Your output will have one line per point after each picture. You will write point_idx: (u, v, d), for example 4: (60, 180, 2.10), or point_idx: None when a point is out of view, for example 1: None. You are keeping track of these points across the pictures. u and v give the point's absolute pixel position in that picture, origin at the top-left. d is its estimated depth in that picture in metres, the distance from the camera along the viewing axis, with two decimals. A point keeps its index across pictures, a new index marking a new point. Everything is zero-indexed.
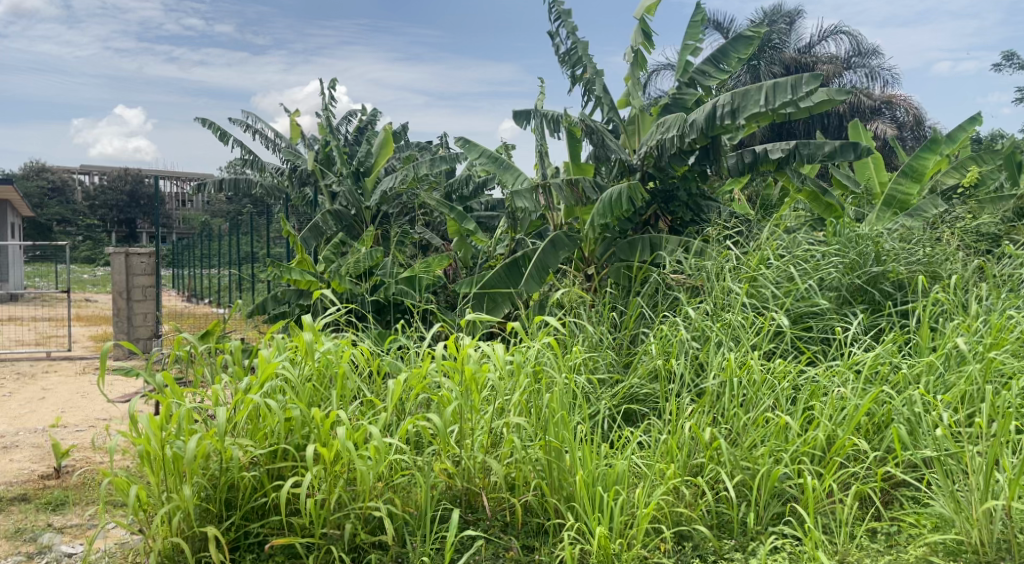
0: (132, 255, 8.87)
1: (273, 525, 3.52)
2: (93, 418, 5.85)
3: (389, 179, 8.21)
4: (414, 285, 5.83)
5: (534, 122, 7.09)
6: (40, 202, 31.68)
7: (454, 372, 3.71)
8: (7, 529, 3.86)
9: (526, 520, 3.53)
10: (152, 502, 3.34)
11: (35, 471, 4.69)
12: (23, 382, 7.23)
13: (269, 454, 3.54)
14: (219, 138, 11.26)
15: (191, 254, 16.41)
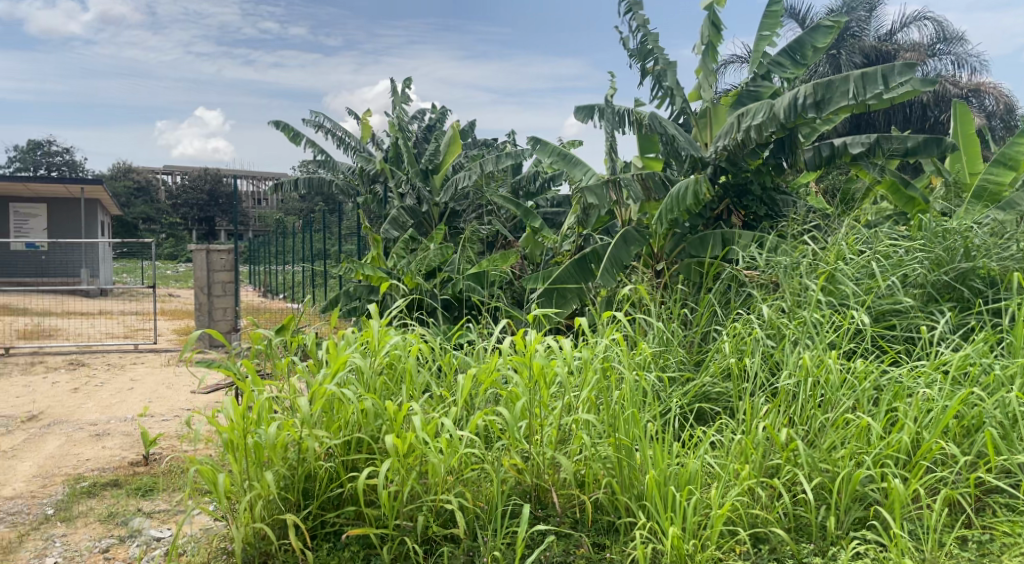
0: (212, 252, 9.19)
1: (349, 515, 3.60)
2: (178, 408, 6.11)
3: (458, 177, 8.29)
4: (481, 281, 5.89)
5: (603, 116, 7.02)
6: (127, 202, 33.36)
7: (524, 367, 3.72)
8: (101, 513, 4.07)
9: (597, 518, 3.51)
10: (235, 490, 3.47)
11: (126, 458, 4.93)
12: (114, 373, 7.62)
13: (344, 445, 3.62)
14: (293, 138, 11.59)
15: (268, 251, 16.98)
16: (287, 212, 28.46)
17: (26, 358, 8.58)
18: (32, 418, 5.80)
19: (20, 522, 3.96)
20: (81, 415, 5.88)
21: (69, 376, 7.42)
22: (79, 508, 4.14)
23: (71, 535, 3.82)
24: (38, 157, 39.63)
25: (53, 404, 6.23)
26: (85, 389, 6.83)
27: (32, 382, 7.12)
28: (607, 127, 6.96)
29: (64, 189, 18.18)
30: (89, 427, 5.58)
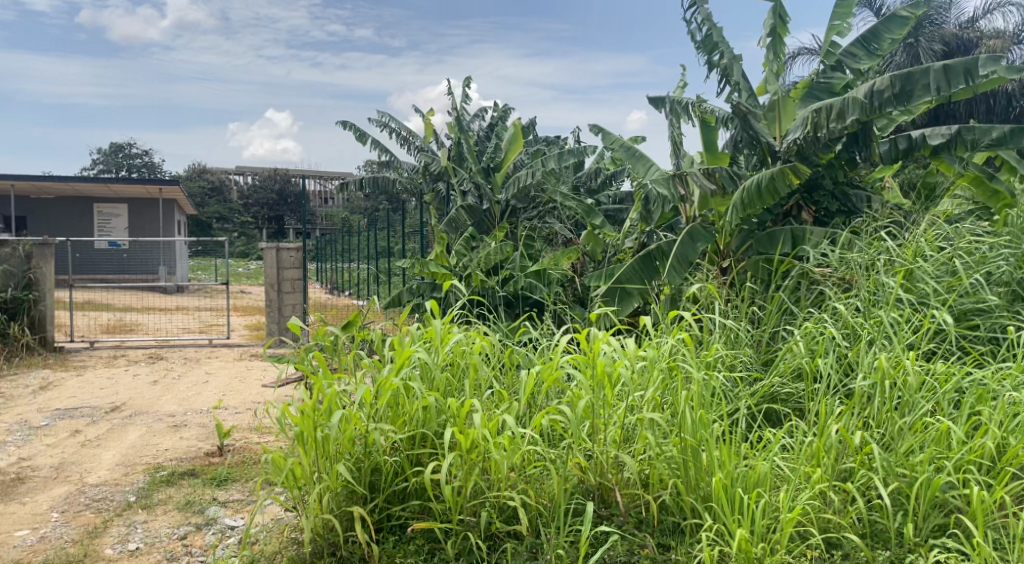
0: (282, 250, 9.46)
1: (415, 509, 3.66)
2: (250, 401, 6.31)
3: (521, 175, 8.31)
4: (542, 278, 5.86)
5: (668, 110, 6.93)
6: (201, 202, 34.67)
7: (587, 366, 3.70)
8: (179, 501, 4.25)
9: (662, 519, 3.46)
10: (305, 481, 3.56)
11: (202, 448, 5.12)
12: (190, 366, 7.94)
13: (409, 440, 3.68)
14: (359, 138, 11.81)
15: (334, 249, 17.38)
16: (354, 211, 29.07)
17: (111, 351, 9.03)
18: (115, 408, 6.09)
19: (105, 508, 4.16)
20: (160, 407, 6.14)
21: (149, 369, 7.75)
22: (158, 496, 4.32)
23: (151, 522, 4.00)
24: (120, 159, 41.51)
25: (135, 396, 6.52)
26: (164, 381, 7.14)
27: (116, 374, 7.48)
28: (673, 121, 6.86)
29: (144, 190, 18.99)
30: (168, 418, 5.83)
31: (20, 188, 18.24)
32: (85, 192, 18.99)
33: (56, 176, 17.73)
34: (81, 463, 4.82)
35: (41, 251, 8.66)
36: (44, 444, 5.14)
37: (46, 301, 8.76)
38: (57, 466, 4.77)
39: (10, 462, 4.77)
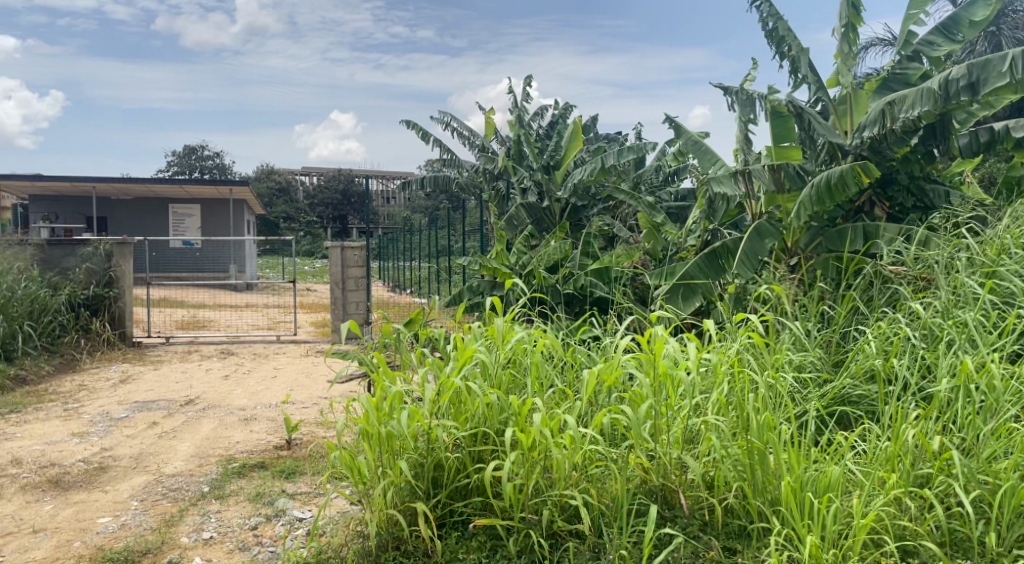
0: (347, 249, 9.66)
1: (477, 506, 3.68)
2: (316, 396, 6.48)
3: (581, 172, 8.25)
4: (603, 276, 5.82)
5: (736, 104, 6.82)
6: (270, 202, 35.73)
7: (650, 366, 3.65)
8: (250, 492, 4.39)
9: (727, 522, 3.40)
10: (369, 475, 3.63)
11: (271, 441, 5.28)
12: (259, 361, 8.20)
13: (471, 437, 3.71)
14: (420, 137, 11.95)
15: (397, 248, 17.66)
16: (415, 211, 29.49)
17: (185, 346, 9.39)
18: (189, 402, 6.33)
19: (181, 498, 4.33)
20: (231, 401, 6.35)
21: (221, 364, 8.04)
22: (230, 487, 4.48)
23: (224, 512, 4.14)
24: (193, 161, 43.19)
25: (208, 390, 6.77)
26: (235, 376, 7.39)
27: (190, 368, 7.78)
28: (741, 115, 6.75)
29: (215, 190, 19.67)
30: (239, 412, 6.02)
31: (103, 190, 19.17)
32: (161, 193, 19.79)
33: (135, 178, 18.56)
34: (158, 454, 5.03)
35: (121, 251, 9.07)
36: (124, 435, 5.38)
37: (125, 298, 9.14)
38: (136, 456, 4.99)
39: (93, 451, 5.01)
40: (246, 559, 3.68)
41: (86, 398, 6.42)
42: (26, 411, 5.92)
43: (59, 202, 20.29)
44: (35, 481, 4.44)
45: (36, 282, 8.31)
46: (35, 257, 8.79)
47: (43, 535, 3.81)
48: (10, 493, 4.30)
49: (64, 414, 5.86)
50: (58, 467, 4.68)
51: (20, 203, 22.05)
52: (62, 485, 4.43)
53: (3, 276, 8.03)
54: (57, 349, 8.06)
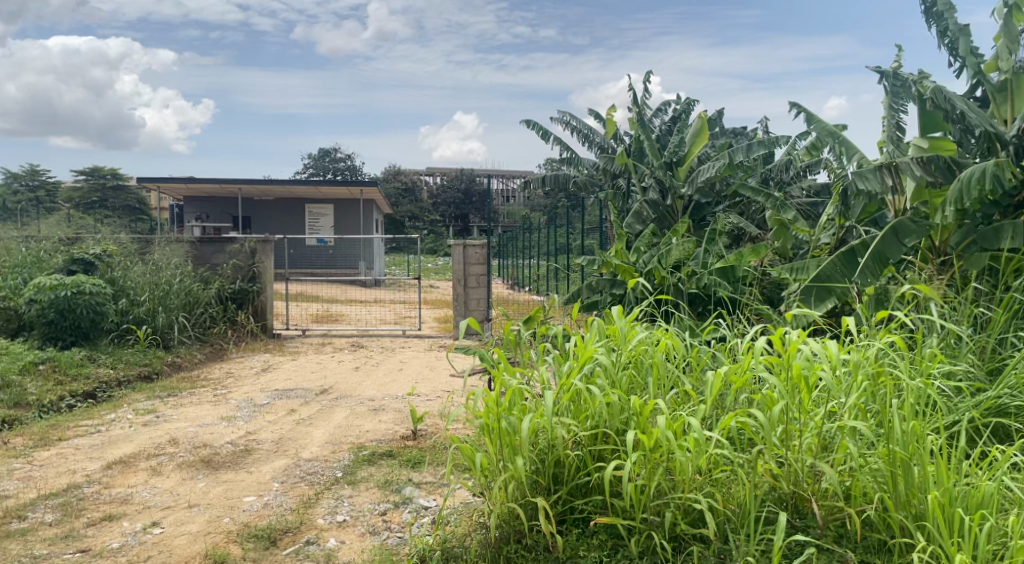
0: (469, 247, 9.83)
1: (597, 504, 3.67)
2: (440, 389, 6.69)
3: (706, 168, 7.99)
4: (728, 275, 5.59)
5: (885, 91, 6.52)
6: (396, 202, 37.16)
7: (781, 369, 3.50)
8: (379, 479, 4.61)
9: (865, 535, 3.22)
10: (492, 469, 3.72)
11: (398, 431, 5.50)
12: (387, 354, 8.55)
13: (591, 436, 3.71)
14: (541, 136, 12.01)
15: (517, 245, 17.89)
16: (534, 209, 29.78)
17: (319, 339, 9.92)
18: (323, 391, 6.69)
19: (316, 481, 4.59)
20: (361, 391, 6.67)
21: (352, 356, 8.46)
22: (361, 473, 4.71)
23: (356, 497, 4.36)
24: (328, 164, 45.69)
25: (340, 380, 7.14)
26: (365, 368, 7.75)
27: (324, 359, 8.23)
28: (892, 101, 6.42)
29: (347, 191, 20.69)
30: (368, 402, 6.31)
31: (248, 191, 20.59)
32: (297, 194, 21.00)
33: (276, 180, 19.82)
34: (296, 439, 5.35)
35: (263, 248, 9.70)
36: (266, 420, 5.76)
37: (267, 291, 9.73)
38: (277, 441, 5.33)
39: (239, 435, 5.40)
40: (376, 543, 3.86)
41: (233, 385, 6.93)
42: (181, 396, 6.46)
43: (209, 203, 21.99)
44: (190, 460, 4.83)
45: (189, 277, 9.07)
46: (189, 254, 9.58)
47: (197, 510, 4.13)
48: (168, 470, 4.70)
49: (214, 399, 6.35)
50: (210, 448, 5.07)
51: (177, 203, 24.06)
52: (212, 465, 4.79)
53: (162, 272, 8.81)
54: (207, 339, 8.73)
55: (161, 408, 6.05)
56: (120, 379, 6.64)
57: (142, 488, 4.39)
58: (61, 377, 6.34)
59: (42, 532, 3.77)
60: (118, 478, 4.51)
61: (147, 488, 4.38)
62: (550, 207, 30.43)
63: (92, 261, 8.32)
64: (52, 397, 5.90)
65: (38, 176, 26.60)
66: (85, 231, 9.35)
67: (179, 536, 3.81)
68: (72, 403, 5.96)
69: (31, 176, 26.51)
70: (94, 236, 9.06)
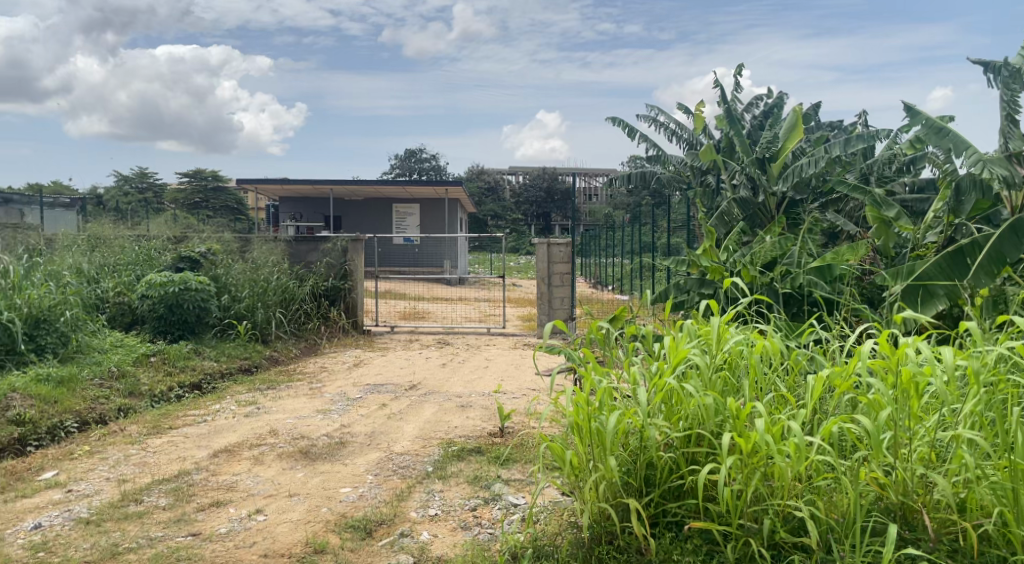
0: (553, 245, 9.82)
1: (691, 508, 3.60)
2: (525, 387, 6.71)
3: (805, 164, 7.57)
4: (824, 274, 5.34)
5: (997, 82, 6.19)
6: (479, 201, 37.58)
7: (888, 374, 3.34)
8: (468, 475, 4.66)
9: (983, 550, 3.04)
10: (582, 469, 3.71)
11: (486, 428, 5.54)
12: (472, 352, 8.65)
13: (684, 438, 3.64)
14: (626, 134, 11.87)
15: (600, 244, 17.76)
16: (618, 208, 29.53)
17: (407, 335, 10.13)
18: (413, 386, 6.83)
19: (408, 475, 4.69)
20: (449, 388, 6.76)
21: (439, 353, 8.60)
22: (451, 468, 4.78)
23: (447, 492, 4.43)
24: (414, 164, 46.70)
25: (428, 376, 7.27)
26: (451, 364, 7.87)
27: (412, 356, 8.40)
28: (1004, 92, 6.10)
29: (433, 191, 21.07)
30: (456, 398, 6.40)
31: (339, 191, 21.26)
32: (384, 194, 21.53)
33: (364, 181, 20.39)
34: (388, 433, 5.48)
35: (354, 247, 9.99)
36: (359, 414, 5.92)
37: (358, 289, 10.01)
38: (370, 434, 5.47)
39: (334, 427, 5.57)
40: (467, 538, 3.91)
41: (327, 379, 7.16)
42: (279, 388, 6.72)
43: (301, 202, 22.80)
44: (290, 451, 5.03)
45: (285, 275, 9.43)
46: (286, 252, 9.96)
47: (297, 499, 4.28)
48: (269, 460, 4.90)
49: (310, 392, 6.59)
50: (307, 440, 5.26)
51: (272, 203, 25.11)
52: (310, 456, 4.97)
53: (261, 269, 9.20)
54: (302, 334, 9.07)
55: (262, 399, 6.32)
56: (223, 371, 6.98)
57: (246, 476, 4.59)
58: (170, 368, 6.71)
59: (157, 515, 3.99)
60: (224, 466, 4.73)
61: (250, 477, 4.58)
62: (633, 205, 30.10)
63: (197, 258, 8.87)
64: (163, 388, 6.25)
65: (146, 178, 28.28)
66: (191, 231, 9.88)
67: (281, 524, 3.97)
68: (181, 393, 6.31)
69: (141, 177, 28.22)
70: (199, 235, 9.56)
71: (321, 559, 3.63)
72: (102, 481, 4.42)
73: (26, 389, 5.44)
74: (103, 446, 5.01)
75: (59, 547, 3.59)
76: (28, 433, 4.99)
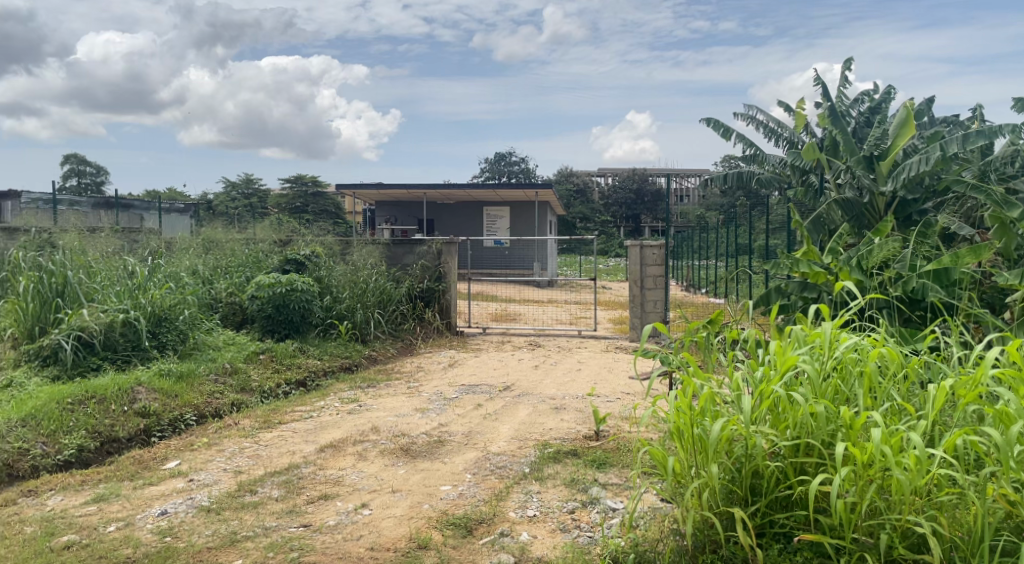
0: (646, 247, 9.68)
1: (800, 519, 3.48)
2: (619, 391, 6.67)
3: (915, 163, 7.21)
4: (941, 279, 5.01)
5: None
6: (568, 203, 37.56)
7: (1020, 385, 3.13)
8: (565, 477, 4.67)
9: None
10: (685, 476, 3.64)
11: (581, 431, 5.54)
12: (564, 354, 8.66)
13: (793, 447, 3.52)
14: (722, 133, 11.61)
15: (693, 245, 17.45)
16: (711, 209, 28.91)
17: (499, 337, 10.24)
18: (507, 388, 6.89)
19: (506, 475, 4.74)
20: (542, 389, 6.80)
21: (531, 355, 8.65)
22: (548, 470, 4.80)
23: (544, 494, 4.45)
24: (503, 168, 47.15)
25: (521, 378, 7.33)
26: (544, 366, 7.91)
27: (505, 357, 8.49)
28: None
29: (524, 194, 21.20)
30: (550, 401, 6.42)
31: (431, 195, 21.68)
32: (475, 197, 21.83)
33: (456, 186, 20.73)
34: (484, 433, 5.55)
35: (448, 249, 10.18)
36: (456, 414, 6.02)
37: (452, 291, 10.18)
38: (467, 434, 5.56)
39: (433, 426, 5.69)
40: (567, 540, 3.91)
41: (423, 378, 7.33)
42: (379, 387, 6.92)
43: (395, 207, 23.38)
44: (391, 448, 5.17)
45: (383, 276, 9.71)
46: (384, 254, 10.24)
47: (399, 495, 4.40)
48: (372, 456, 5.06)
49: (408, 391, 6.76)
50: (407, 437, 5.40)
51: (368, 207, 25.86)
52: (410, 453, 5.09)
53: (360, 271, 9.51)
54: (398, 334, 9.32)
55: (363, 397, 6.53)
56: (326, 370, 7.25)
57: (351, 471, 4.75)
58: (277, 365, 7.03)
59: (271, 506, 4.18)
60: (330, 460, 4.92)
61: (355, 472, 4.74)
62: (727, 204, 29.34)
63: (303, 261, 9.17)
64: (271, 385, 6.55)
65: (252, 184, 29.63)
66: (295, 234, 10.32)
67: (386, 519, 4.09)
68: (288, 390, 6.62)
69: (247, 182, 29.63)
70: (303, 238, 9.99)
71: (426, 555, 3.71)
72: (220, 472, 4.68)
73: (151, 383, 5.81)
74: (220, 439, 5.30)
75: (184, 532, 3.81)
76: (153, 424, 5.35)
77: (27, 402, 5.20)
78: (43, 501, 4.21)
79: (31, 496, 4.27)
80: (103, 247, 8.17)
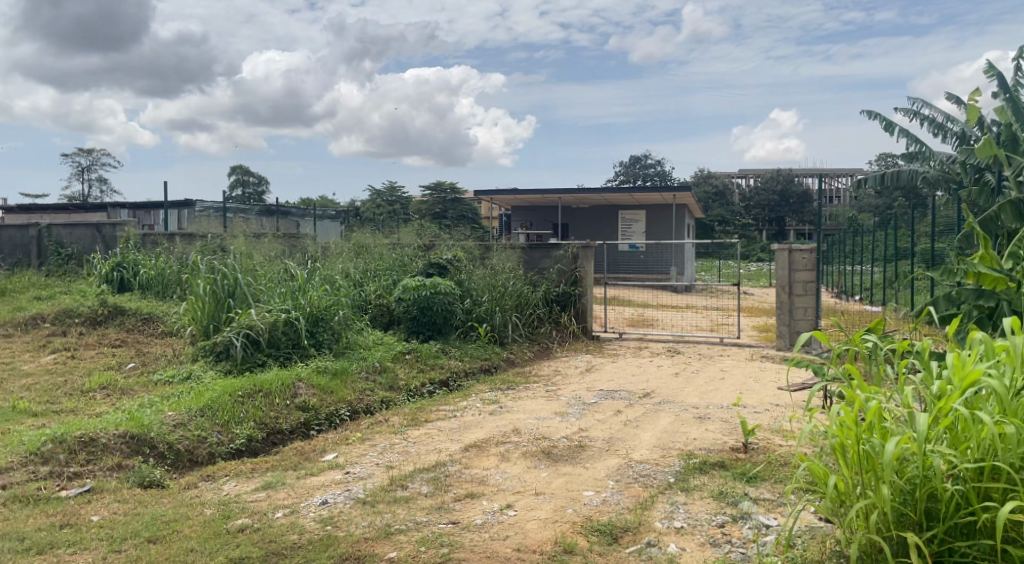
0: (795, 252, 9.22)
1: (984, 550, 3.18)
2: (768, 402, 6.38)
3: None
4: None
5: None
6: (706, 206, 36.48)
7: None
8: (713, 490, 4.51)
9: None
10: (849, 495, 3.42)
11: (727, 443, 5.33)
12: (706, 362, 8.39)
13: (975, 471, 3.20)
14: (884, 129, 10.86)
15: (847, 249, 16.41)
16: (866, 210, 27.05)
17: (636, 342, 10.10)
18: (647, 395, 6.78)
19: (650, 484, 4.65)
20: (684, 398, 6.62)
21: (671, 362, 8.46)
22: (694, 481, 4.66)
23: (691, 505, 4.32)
24: (638, 171, 46.55)
25: (662, 385, 7.18)
26: (686, 374, 7.71)
27: (644, 363, 8.36)
28: None
29: (659, 198, 20.81)
30: (693, 409, 6.24)
31: (566, 199, 21.75)
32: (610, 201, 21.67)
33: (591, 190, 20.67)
34: (625, 440, 5.48)
35: (585, 253, 10.16)
36: (596, 419, 5.99)
37: (589, 295, 10.16)
38: (608, 440, 5.51)
39: (573, 430, 5.68)
40: (718, 555, 3.77)
41: (562, 382, 7.35)
42: (519, 389, 7.01)
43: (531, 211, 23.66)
44: (533, 450, 5.22)
45: (521, 280, 9.88)
46: (521, 259, 10.38)
47: (543, 498, 4.43)
48: (515, 457, 5.12)
49: (548, 394, 6.81)
50: (549, 441, 5.42)
51: (505, 212, 26.34)
52: (552, 457, 5.11)
53: (499, 275, 9.71)
54: (535, 337, 9.42)
55: (504, 399, 6.63)
56: (467, 370, 7.45)
57: (495, 471, 4.83)
58: (422, 365, 7.29)
59: (421, 501, 4.32)
60: (475, 460, 5.02)
61: (499, 472, 4.81)
62: (882, 204, 27.33)
63: (444, 265, 9.39)
64: (417, 384, 6.80)
65: (395, 192, 30.93)
66: (437, 239, 10.71)
67: (530, 521, 4.12)
68: (432, 389, 6.85)
69: (390, 191, 30.96)
70: (445, 243, 10.36)
71: (572, 559, 3.70)
72: (372, 466, 4.90)
73: (310, 379, 6.18)
74: (372, 435, 5.55)
75: (343, 522, 4.01)
76: (312, 418, 5.70)
77: (204, 394, 5.68)
78: (218, 485, 4.57)
79: (209, 480, 4.65)
80: (267, 251, 8.83)
